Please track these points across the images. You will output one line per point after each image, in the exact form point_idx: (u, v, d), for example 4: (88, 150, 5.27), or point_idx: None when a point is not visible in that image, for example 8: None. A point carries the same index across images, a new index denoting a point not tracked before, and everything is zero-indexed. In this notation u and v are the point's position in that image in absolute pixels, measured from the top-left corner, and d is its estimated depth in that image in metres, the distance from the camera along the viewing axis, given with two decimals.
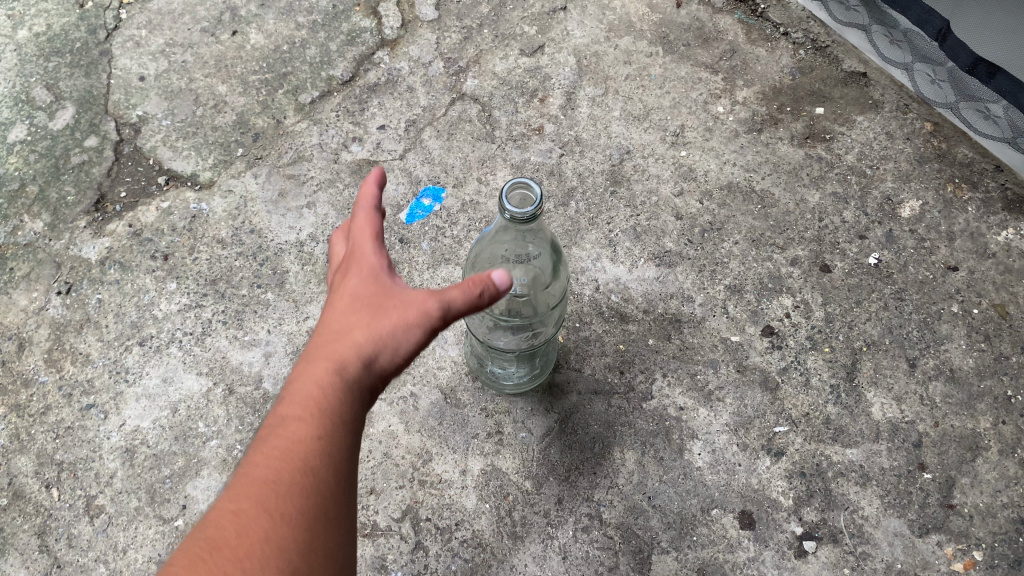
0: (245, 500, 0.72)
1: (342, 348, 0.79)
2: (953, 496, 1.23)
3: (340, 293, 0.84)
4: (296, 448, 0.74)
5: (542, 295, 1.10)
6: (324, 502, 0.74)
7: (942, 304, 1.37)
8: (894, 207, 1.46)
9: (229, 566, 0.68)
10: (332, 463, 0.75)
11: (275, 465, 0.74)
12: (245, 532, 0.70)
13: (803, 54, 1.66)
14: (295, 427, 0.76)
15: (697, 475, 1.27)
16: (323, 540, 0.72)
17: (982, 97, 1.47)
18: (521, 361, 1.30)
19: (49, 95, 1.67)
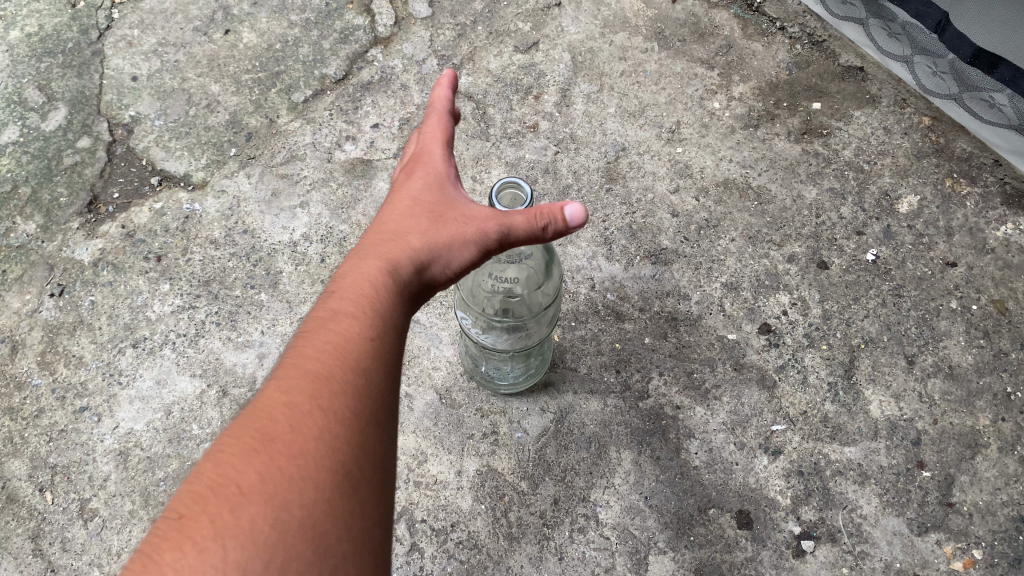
0: (297, 395, 0.72)
1: (399, 257, 0.84)
2: (951, 494, 1.22)
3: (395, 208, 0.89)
4: (350, 345, 0.76)
5: (534, 294, 1.09)
6: (373, 401, 0.74)
7: (941, 301, 1.35)
8: (893, 203, 1.44)
9: (281, 453, 0.67)
10: (380, 367, 0.77)
11: (328, 362, 0.74)
12: (296, 423, 0.69)
13: (800, 48, 1.62)
14: (348, 326, 0.78)
15: (694, 475, 1.26)
16: (371, 439, 0.73)
17: (985, 87, 1.44)
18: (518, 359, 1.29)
19: (41, 95, 1.66)
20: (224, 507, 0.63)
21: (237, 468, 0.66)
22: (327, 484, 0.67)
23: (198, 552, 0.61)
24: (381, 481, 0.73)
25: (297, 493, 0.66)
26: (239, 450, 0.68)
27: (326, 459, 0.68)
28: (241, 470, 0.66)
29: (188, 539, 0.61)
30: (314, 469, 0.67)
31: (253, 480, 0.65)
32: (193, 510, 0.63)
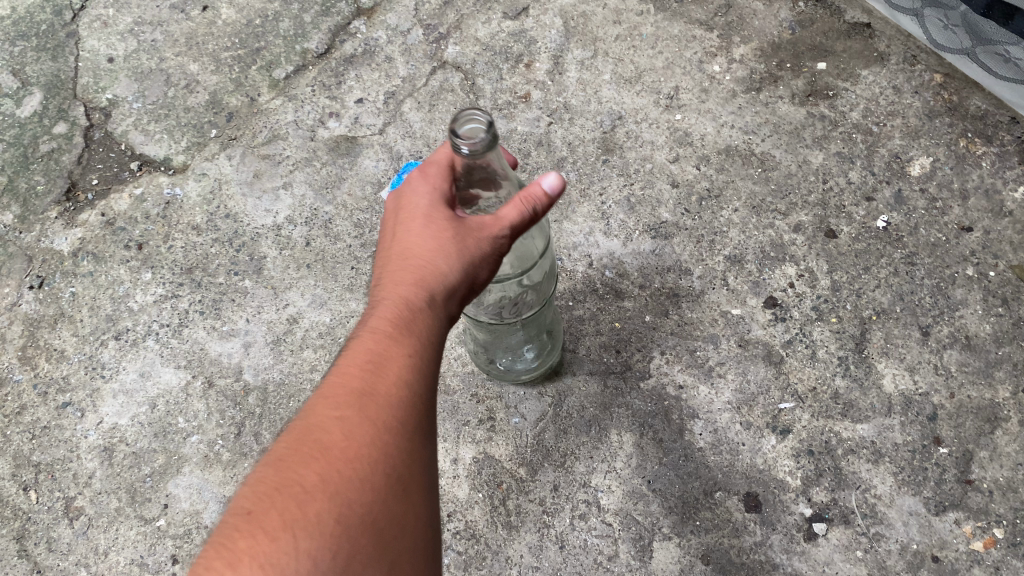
0: (344, 405, 0.67)
1: (426, 268, 0.77)
2: (971, 471, 1.16)
3: (405, 220, 0.81)
4: (392, 357, 0.70)
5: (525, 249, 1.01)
6: (421, 410, 0.70)
7: (957, 268, 1.28)
8: (903, 165, 1.36)
9: (337, 458, 0.63)
10: (425, 376, 0.72)
11: (373, 371, 0.69)
12: (349, 430, 0.65)
13: (802, 6, 1.52)
14: (388, 336, 0.72)
15: (699, 457, 1.21)
16: (421, 449, 0.68)
17: (999, 40, 1.36)
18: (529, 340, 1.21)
19: (15, 81, 1.60)
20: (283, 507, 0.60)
21: (294, 471, 0.62)
22: (383, 487, 0.63)
23: (267, 549, 0.57)
24: (432, 489, 0.69)
25: (357, 493, 0.62)
26: (295, 457, 0.63)
27: (380, 464, 0.64)
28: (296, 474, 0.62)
29: (255, 536, 0.58)
30: (368, 474, 0.63)
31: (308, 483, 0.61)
32: (257, 507, 0.60)
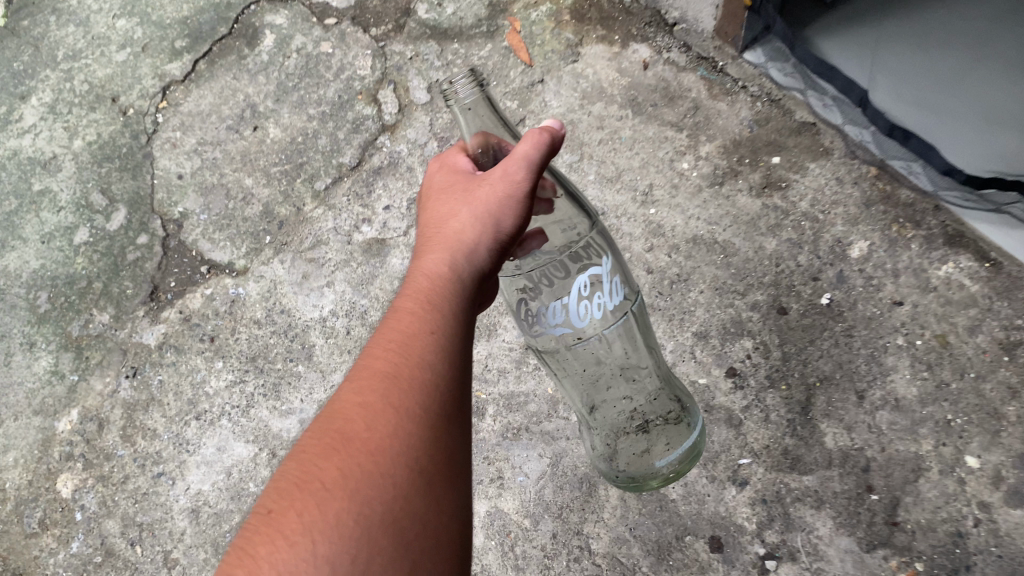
0: (370, 394, 0.78)
1: (453, 247, 0.94)
2: (897, 514, 1.40)
3: (432, 197, 1.04)
4: (415, 340, 0.83)
5: (587, 257, 1.15)
6: (441, 393, 0.79)
7: (889, 339, 1.51)
8: (845, 248, 1.58)
9: (358, 453, 0.73)
10: (447, 355, 0.83)
11: (402, 354, 0.82)
12: (371, 424, 0.75)
13: (760, 106, 1.74)
14: (420, 314, 0.87)
15: (672, 506, 1.46)
16: (444, 439, 0.76)
17: (903, 156, 1.63)
18: (651, 440, 1.33)
19: (104, 199, 1.95)
20: (316, 491, 0.70)
21: (318, 471, 0.72)
22: (403, 481, 0.71)
23: (288, 552, 0.66)
24: (459, 479, 0.76)
25: (377, 491, 0.70)
26: (322, 453, 0.74)
27: (399, 454, 0.73)
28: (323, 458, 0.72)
29: (278, 537, 0.67)
30: (389, 468, 0.71)
31: (338, 463, 0.72)
32: (280, 506, 0.70)
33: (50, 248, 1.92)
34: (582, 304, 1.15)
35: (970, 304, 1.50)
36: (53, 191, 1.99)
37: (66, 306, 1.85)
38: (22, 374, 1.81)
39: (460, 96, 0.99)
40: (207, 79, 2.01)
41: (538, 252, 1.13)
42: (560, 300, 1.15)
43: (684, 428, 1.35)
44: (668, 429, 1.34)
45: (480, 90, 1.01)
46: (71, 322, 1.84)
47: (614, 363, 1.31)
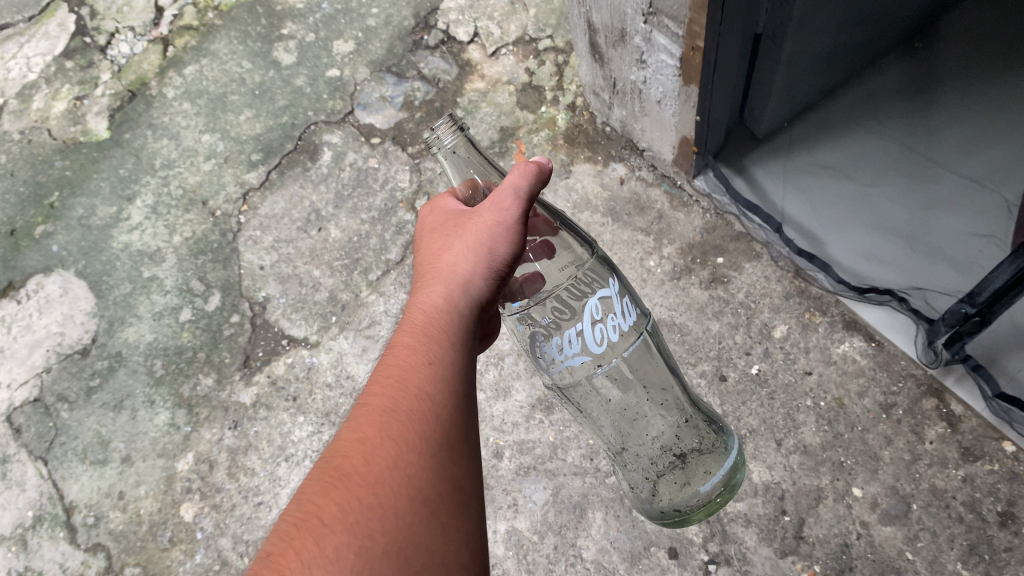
0: (372, 432, 1.01)
1: (451, 285, 1.21)
2: (802, 530, 1.93)
3: (433, 238, 1.33)
4: (412, 376, 1.07)
5: (594, 287, 1.36)
6: (433, 420, 1.02)
7: (801, 400, 2.04)
8: (770, 330, 2.12)
9: (361, 484, 0.95)
10: (439, 385, 1.06)
11: (396, 391, 1.05)
12: (371, 462, 0.97)
13: (710, 216, 2.28)
14: (410, 354, 1.11)
15: (642, 525, 2.00)
16: (440, 468, 0.99)
17: (810, 270, 2.15)
18: (688, 469, 1.57)
19: (202, 285, 2.49)
20: (322, 534, 0.90)
21: (325, 505, 0.94)
22: (400, 509, 0.94)
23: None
24: (458, 504, 0.99)
25: (378, 522, 0.92)
26: (328, 488, 0.96)
27: (395, 485, 0.95)
28: (331, 499, 0.94)
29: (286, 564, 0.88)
30: (384, 497, 0.94)
31: (341, 502, 0.94)
32: (287, 539, 0.91)
33: (162, 324, 2.47)
34: (596, 327, 1.36)
35: (859, 373, 2.04)
36: (160, 277, 2.53)
37: (177, 371, 2.40)
38: (146, 425, 2.35)
39: (443, 141, 1.23)
40: (279, 187, 2.55)
41: (542, 291, 1.34)
42: (574, 327, 1.35)
43: (719, 455, 1.60)
44: (701, 458, 1.58)
45: (461, 133, 1.24)
46: (183, 384, 2.38)
47: (641, 399, 1.56)
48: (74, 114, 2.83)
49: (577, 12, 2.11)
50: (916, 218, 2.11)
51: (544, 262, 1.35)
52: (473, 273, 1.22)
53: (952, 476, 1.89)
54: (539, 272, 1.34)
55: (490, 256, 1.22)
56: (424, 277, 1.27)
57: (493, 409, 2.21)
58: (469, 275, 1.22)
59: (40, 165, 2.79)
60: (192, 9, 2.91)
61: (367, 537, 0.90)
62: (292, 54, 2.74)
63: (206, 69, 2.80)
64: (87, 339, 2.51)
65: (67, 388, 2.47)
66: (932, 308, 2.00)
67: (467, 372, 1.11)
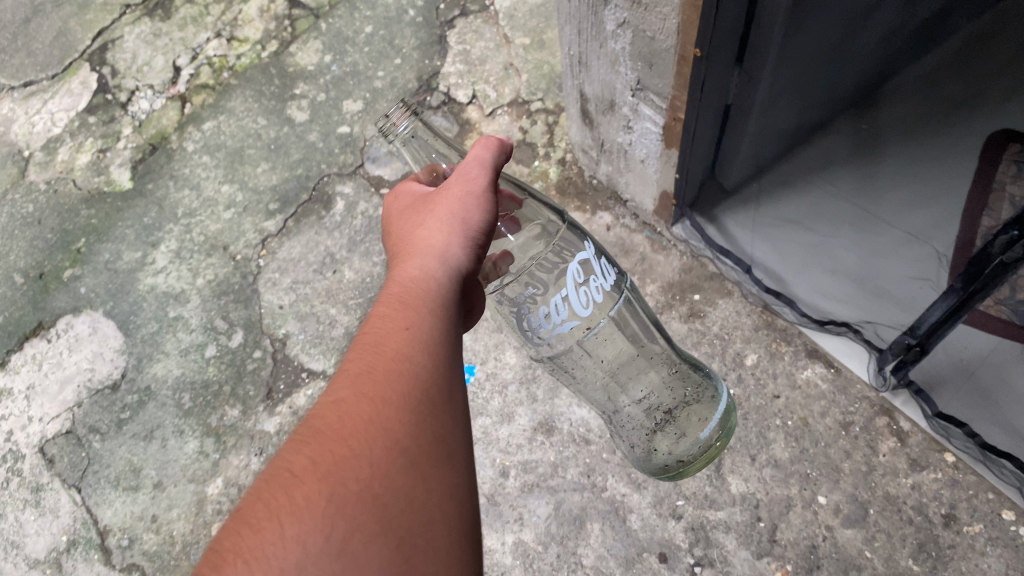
0: (352, 393, 1.06)
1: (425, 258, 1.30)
2: (776, 534, 2.19)
3: (406, 219, 1.43)
4: (391, 339, 1.14)
5: (569, 255, 1.56)
6: (411, 377, 1.08)
7: (771, 420, 2.32)
8: (742, 358, 2.40)
9: (339, 439, 1.00)
10: (419, 346, 1.13)
11: (375, 356, 1.12)
12: (349, 421, 1.02)
13: (686, 258, 2.57)
14: (389, 321, 1.18)
15: (634, 533, 2.26)
16: (420, 422, 1.04)
17: (777, 305, 2.44)
18: (680, 425, 1.85)
19: (225, 324, 2.71)
20: (293, 485, 0.94)
21: (305, 458, 0.98)
22: (376, 460, 0.97)
23: (265, 530, 0.89)
24: (438, 456, 1.02)
25: (352, 472, 0.95)
26: (309, 443, 1.00)
27: (374, 438, 1.00)
28: (303, 455, 0.98)
29: (262, 513, 0.92)
30: (361, 448, 0.98)
31: (314, 457, 0.98)
32: (267, 490, 0.95)
33: (188, 360, 2.68)
34: (580, 291, 1.56)
35: (822, 396, 2.32)
36: (185, 317, 2.75)
37: (204, 404, 2.60)
38: (177, 453, 2.56)
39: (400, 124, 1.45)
40: (296, 234, 2.80)
41: (516, 263, 1.54)
42: (560, 295, 1.54)
43: (709, 406, 1.91)
44: (691, 412, 1.87)
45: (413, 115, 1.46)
46: (210, 415, 2.59)
47: (627, 362, 1.83)
48: (98, 165, 3.06)
49: (571, 83, 2.40)
50: (862, 264, 2.44)
51: (516, 237, 1.53)
52: (450, 243, 1.31)
53: (903, 483, 2.18)
54: (511, 249, 1.53)
55: (463, 225, 1.32)
56: (402, 254, 1.36)
57: (499, 432, 2.46)
58: (446, 246, 1.31)
59: (66, 213, 3.00)
60: (208, 69, 3.17)
61: (340, 485, 0.94)
62: (305, 112, 3.01)
63: (224, 124, 3.05)
64: (117, 374, 2.71)
65: (99, 420, 2.66)
66: (881, 339, 2.33)
67: (447, 334, 1.18)
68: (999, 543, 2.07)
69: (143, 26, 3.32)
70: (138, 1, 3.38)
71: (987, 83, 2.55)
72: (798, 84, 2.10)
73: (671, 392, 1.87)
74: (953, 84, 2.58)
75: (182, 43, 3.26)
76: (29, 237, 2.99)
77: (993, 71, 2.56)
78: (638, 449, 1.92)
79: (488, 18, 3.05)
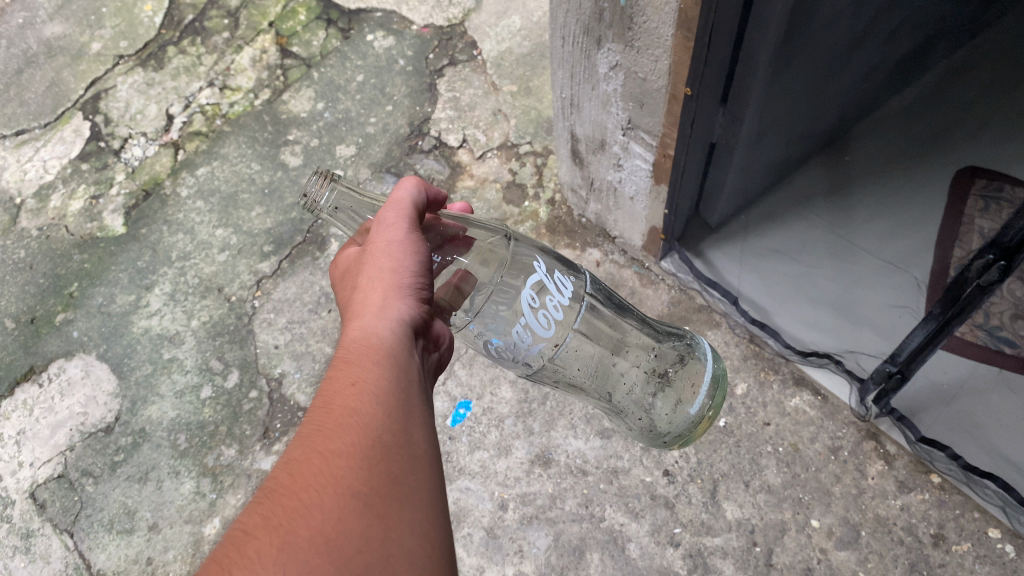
0: (303, 447, 1.08)
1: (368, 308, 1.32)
2: (772, 558, 2.24)
3: (348, 280, 1.45)
4: (339, 393, 1.16)
5: (523, 275, 1.61)
6: (361, 425, 1.10)
7: (762, 447, 2.38)
8: (732, 388, 2.48)
9: (291, 491, 1.01)
10: (367, 395, 1.15)
11: (325, 412, 1.13)
12: (300, 473, 1.03)
13: (675, 292, 2.66)
14: (338, 376, 1.20)
15: (634, 562, 2.28)
16: (372, 465, 1.05)
17: (764, 335, 2.52)
18: (677, 392, 1.85)
19: (220, 364, 2.72)
20: (246, 541, 0.95)
21: (259, 516, 0.99)
22: (329, 506, 0.99)
23: None
24: (395, 496, 1.04)
25: (305, 520, 0.97)
26: (264, 501, 1.01)
27: (327, 486, 1.01)
28: (256, 514, 0.99)
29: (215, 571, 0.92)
30: (314, 497, 0.99)
31: (267, 513, 0.99)
32: (222, 550, 0.95)
33: (184, 401, 2.68)
34: (538, 315, 1.59)
35: (810, 423, 2.40)
36: (180, 358, 2.76)
37: (200, 444, 2.59)
38: (172, 494, 2.53)
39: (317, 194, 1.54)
40: (290, 274, 2.84)
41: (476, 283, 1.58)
42: (519, 323, 1.58)
43: (697, 366, 1.91)
44: (684, 371, 1.88)
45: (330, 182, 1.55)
46: (206, 455, 2.57)
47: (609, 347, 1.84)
48: (90, 211, 3.10)
49: (561, 125, 2.51)
50: (843, 294, 2.54)
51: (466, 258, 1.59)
52: (389, 291, 1.33)
53: (892, 505, 2.25)
54: (467, 268, 1.58)
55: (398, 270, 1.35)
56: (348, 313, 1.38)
57: (497, 466, 2.48)
58: (388, 295, 1.33)
59: (59, 258, 3.02)
60: (201, 117, 3.26)
61: (291, 535, 0.95)
62: (298, 157, 3.10)
63: (217, 170, 3.12)
64: (110, 418, 2.69)
65: (91, 463, 2.62)
66: (862, 368, 2.41)
67: (396, 380, 1.20)
68: (987, 560, 2.14)
69: (135, 76, 3.39)
70: (130, 53, 3.46)
71: (959, 117, 2.70)
72: (781, 123, 2.22)
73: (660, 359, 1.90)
74: (932, 115, 2.72)
75: (175, 92, 3.34)
76: (21, 282, 3.00)
77: (963, 107, 2.72)
78: (643, 428, 1.92)
79: (476, 67, 3.18)
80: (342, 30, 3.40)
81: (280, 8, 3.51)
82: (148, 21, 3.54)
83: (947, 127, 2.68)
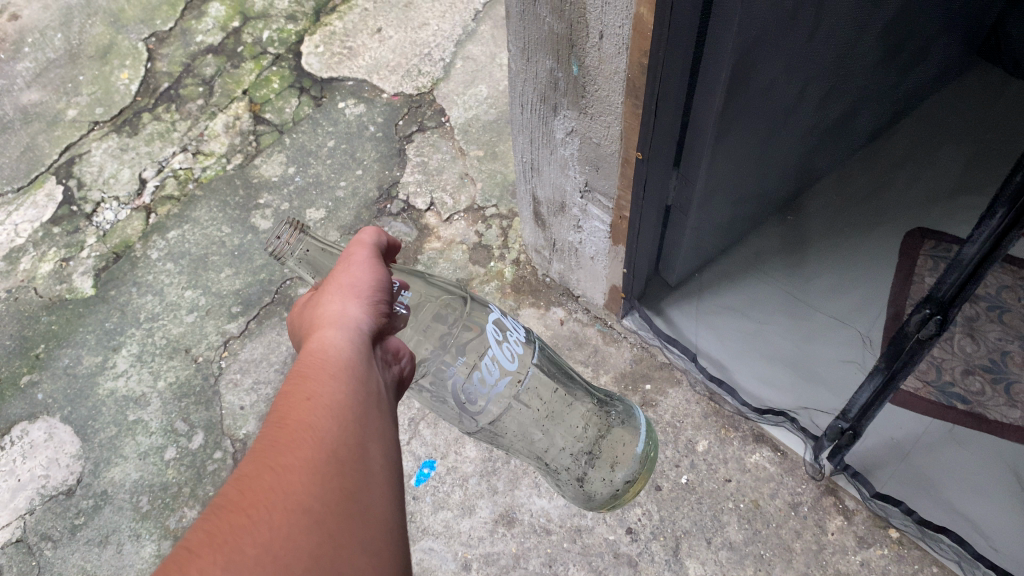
0: (252, 460, 0.96)
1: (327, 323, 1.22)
2: None
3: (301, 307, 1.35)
4: (295, 404, 1.05)
5: (482, 318, 1.69)
6: (317, 440, 1.00)
7: (724, 503, 2.38)
8: (693, 444, 2.50)
9: (239, 507, 0.90)
10: (325, 410, 1.05)
11: (277, 423, 1.02)
12: (249, 488, 0.92)
13: (637, 350, 2.71)
14: (292, 386, 1.09)
15: None
16: (327, 483, 0.96)
17: (720, 391, 2.58)
18: (605, 459, 1.90)
19: (185, 425, 2.72)
20: (188, 556, 0.83)
21: (201, 531, 0.87)
22: (278, 526, 0.88)
23: None
24: (349, 518, 0.94)
25: (251, 538, 0.86)
26: (206, 518, 0.90)
27: (277, 502, 0.91)
28: (199, 528, 0.88)
29: None
30: (262, 515, 0.89)
31: (212, 528, 0.87)
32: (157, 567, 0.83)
33: (147, 462, 2.66)
34: (503, 346, 1.67)
35: (770, 479, 2.42)
36: (145, 419, 2.76)
37: (163, 506, 2.56)
38: (132, 558, 2.48)
39: (287, 245, 1.41)
40: (257, 335, 2.87)
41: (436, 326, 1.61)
42: (489, 353, 1.63)
43: (629, 432, 1.97)
44: (622, 433, 1.96)
45: (301, 233, 1.43)
46: (168, 517, 2.54)
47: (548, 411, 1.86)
48: (60, 273, 3.12)
49: (523, 188, 2.58)
50: (795, 350, 2.64)
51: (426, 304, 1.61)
52: (346, 312, 1.24)
53: (852, 560, 2.26)
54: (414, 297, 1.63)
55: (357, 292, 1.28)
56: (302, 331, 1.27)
57: (460, 526, 2.47)
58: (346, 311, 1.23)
59: (26, 321, 3.03)
60: (173, 181, 3.32)
61: (236, 553, 0.84)
62: (269, 220, 3.16)
63: (188, 233, 3.17)
64: (72, 480, 2.66)
65: (51, 527, 2.57)
66: (816, 426, 2.47)
67: (355, 393, 1.10)
68: None
69: (110, 141, 3.46)
70: (105, 119, 3.53)
71: (896, 172, 2.67)
72: (728, 187, 2.32)
73: (596, 419, 1.96)
74: (866, 176, 2.72)
75: (148, 157, 3.40)
76: None
77: (898, 162, 2.68)
78: (575, 490, 1.94)
79: (444, 133, 3.28)
80: (315, 98, 3.49)
81: (254, 76, 3.60)
82: (124, 88, 3.61)
83: (883, 186, 2.67)
